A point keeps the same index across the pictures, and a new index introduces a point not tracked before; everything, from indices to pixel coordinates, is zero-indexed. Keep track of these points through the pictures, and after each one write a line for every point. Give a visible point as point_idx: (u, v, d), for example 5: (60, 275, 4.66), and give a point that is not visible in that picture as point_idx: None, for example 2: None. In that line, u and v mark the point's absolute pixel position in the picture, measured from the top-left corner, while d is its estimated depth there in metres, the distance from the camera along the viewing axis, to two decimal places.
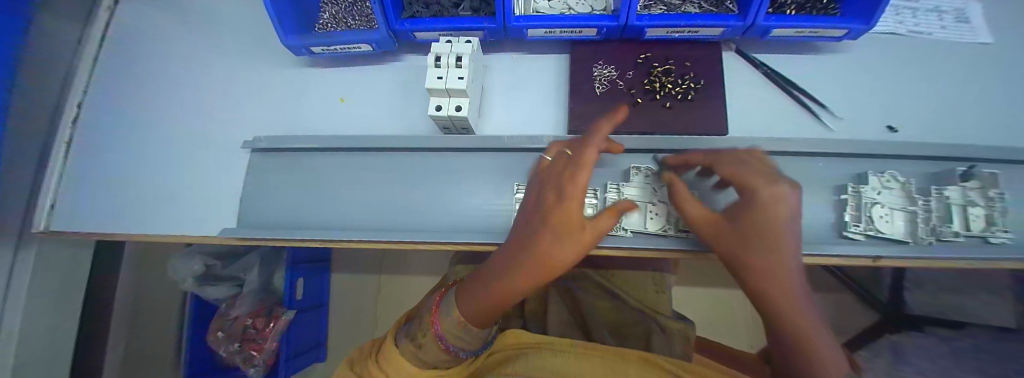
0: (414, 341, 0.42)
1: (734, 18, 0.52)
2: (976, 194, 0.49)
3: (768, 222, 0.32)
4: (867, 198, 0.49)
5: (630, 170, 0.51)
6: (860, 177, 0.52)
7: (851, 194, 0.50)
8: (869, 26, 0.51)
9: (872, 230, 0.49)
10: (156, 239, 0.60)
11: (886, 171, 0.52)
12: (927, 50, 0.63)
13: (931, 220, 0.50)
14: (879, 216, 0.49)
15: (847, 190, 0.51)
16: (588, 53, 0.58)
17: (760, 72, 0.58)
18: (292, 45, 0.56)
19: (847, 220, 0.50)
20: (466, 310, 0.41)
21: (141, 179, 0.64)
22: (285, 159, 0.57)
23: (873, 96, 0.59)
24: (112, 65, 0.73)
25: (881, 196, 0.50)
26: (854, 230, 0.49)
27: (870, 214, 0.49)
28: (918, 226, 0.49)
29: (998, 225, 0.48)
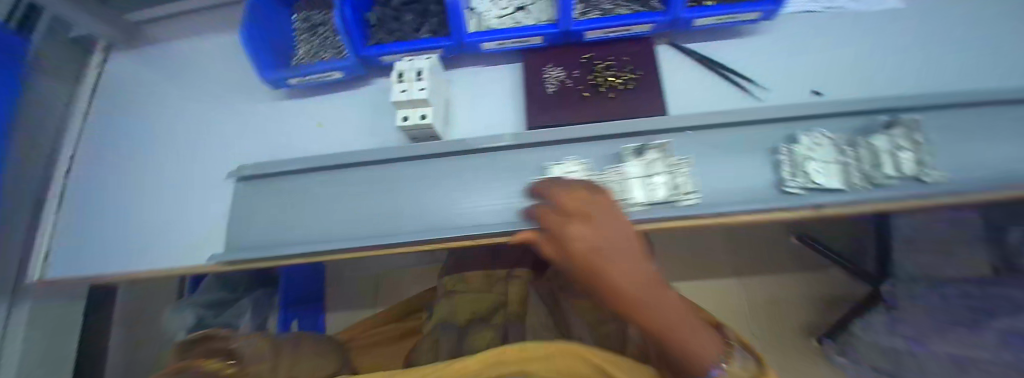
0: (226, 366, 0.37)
1: (659, 15, 0.59)
2: (905, 141, 0.53)
3: (590, 256, 0.37)
4: (799, 155, 0.53)
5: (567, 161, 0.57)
6: (792, 137, 0.57)
7: (785, 155, 0.55)
8: (780, 5, 0.58)
9: (809, 183, 0.53)
10: (141, 273, 0.62)
11: (813, 130, 0.57)
12: (839, 22, 0.72)
13: (863, 167, 0.54)
14: (815, 171, 0.53)
15: (780, 151, 0.56)
16: (538, 59, 0.65)
17: (692, 59, 0.64)
18: (269, 79, 0.61)
19: (784, 176, 0.54)
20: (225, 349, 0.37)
21: (127, 218, 0.68)
22: (269, 184, 0.61)
23: (799, 67, 0.66)
24: (100, 118, 0.80)
25: (813, 152, 0.54)
26: (791, 184, 0.54)
27: (804, 168, 0.53)
28: (850, 176, 0.53)
29: (927, 165, 0.51)
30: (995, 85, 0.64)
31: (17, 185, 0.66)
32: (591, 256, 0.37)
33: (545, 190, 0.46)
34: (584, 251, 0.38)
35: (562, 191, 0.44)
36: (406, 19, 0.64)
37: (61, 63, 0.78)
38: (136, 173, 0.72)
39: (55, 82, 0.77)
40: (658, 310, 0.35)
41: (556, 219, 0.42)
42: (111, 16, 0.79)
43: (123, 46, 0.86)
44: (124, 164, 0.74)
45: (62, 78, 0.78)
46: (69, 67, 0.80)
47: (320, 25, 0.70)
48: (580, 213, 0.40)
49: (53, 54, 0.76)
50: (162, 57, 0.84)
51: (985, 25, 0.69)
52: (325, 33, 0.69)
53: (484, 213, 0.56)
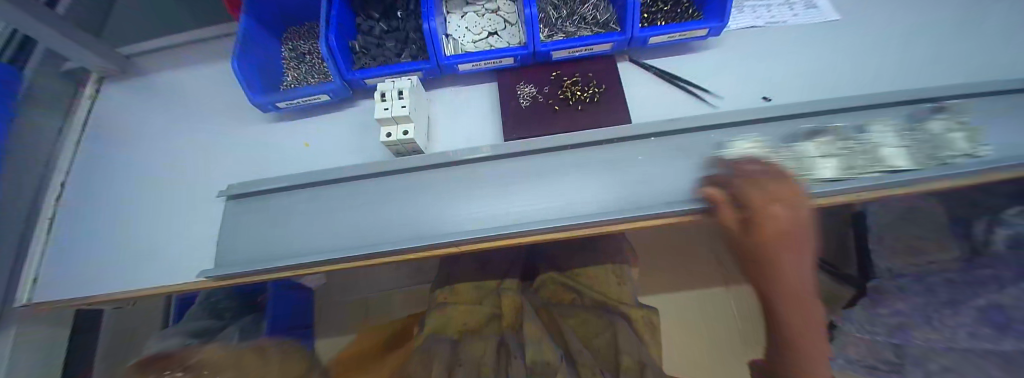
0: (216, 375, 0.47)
1: (617, 35, 0.66)
2: (955, 124, 0.56)
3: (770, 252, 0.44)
4: (864, 143, 0.57)
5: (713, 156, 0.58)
6: (855, 127, 0.59)
7: (850, 143, 0.57)
8: (723, 23, 0.65)
9: (878, 168, 0.55)
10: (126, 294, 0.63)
11: (873, 120, 0.59)
12: (782, 35, 0.80)
13: (858, 161, 0.56)
14: (883, 156, 0.56)
15: (844, 139, 0.58)
16: (512, 77, 0.70)
17: (651, 73, 0.71)
18: (259, 103, 0.65)
19: (847, 165, 0.56)
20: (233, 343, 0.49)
21: (114, 241, 0.69)
22: (259, 202, 0.64)
23: (748, 76, 0.73)
24: (90, 145, 0.83)
25: (878, 139, 0.57)
26: (854, 173, 0.56)
27: (868, 157, 0.56)
28: (848, 167, 0.56)
29: (916, 158, 0.55)
30: (922, 86, 0.71)
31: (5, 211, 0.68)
32: (778, 252, 0.43)
33: (744, 169, 0.46)
34: (773, 250, 0.44)
35: (749, 170, 0.46)
36: (388, 45, 0.70)
37: (52, 95, 0.82)
38: (127, 197, 0.74)
39: (46, 112, 0.80)
40: (804, 314, 0.45)
41: (764, 198, 0.43)
42: (104, 50, 0.84)
43: (114, 77, 0.91)
44: (112, 189, 0.76)
45: (54, 109, 0.82)
46: (60, 98, 0.84)
47: (308, 54, 0.76)
48: (771, 201, 0.43)
49: (43, 90, 0.80)
50: (153, 86, 0.89)
51: (904, 36, 0.79)
52: (313, 60, 0.75)
53: (477, 221, 0.59)
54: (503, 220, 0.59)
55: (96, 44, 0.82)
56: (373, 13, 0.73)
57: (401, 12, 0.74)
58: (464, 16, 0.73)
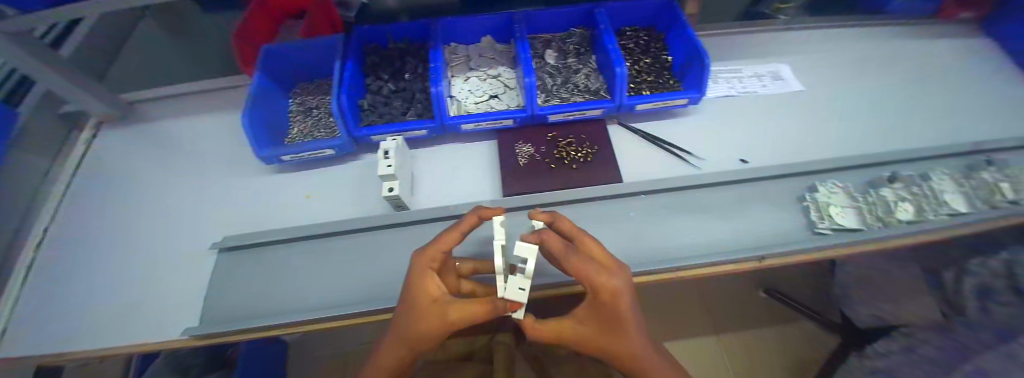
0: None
1: (607, 102, 0.73)
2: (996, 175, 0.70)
3: None
4: (821, 201, 0.68)
5: (814, 186, 0.72)
6: (811, 187, 0.72)
7: (810, 201, 0.69)
8: (701, 93, 0.73)
9: (834, 224, 0.66)
10: (88, 356, 0.58)
11: (828, 181, 0.72)
12: (754, 104, 0.89)
13: (877, 212, 0.68)
14: (835, 213, 0.67)
15: (806, 198, 0.70)
16: (511, 137, 0.75)
17: (638, 136, 0.77)
18: (265, 156, 0.67)
19: (814, 218, 0.67)
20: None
21: (88, 294, 0.66)
22: (253, 254, 0.63)
23: (727, 140, 0.80)
24: (82, 189, 0.82)
25: (831, 198, 0.69)
26: (822, 226, 0.66)
27: (828, 212, 0.67)
28: (866, 217, 0.68)
29: (928, 211, 0.67)
30: (879, 151, 0.80)
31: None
32: None
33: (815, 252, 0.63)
34: None
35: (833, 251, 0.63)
36: (395, 105, 0.75)
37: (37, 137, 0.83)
38: (120, 244, 0.72)
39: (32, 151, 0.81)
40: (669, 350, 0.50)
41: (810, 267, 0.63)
42: (105, 95, 0.86)
43: (112, 121, 0.93)
44: (96, 238, 0.74)
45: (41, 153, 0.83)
46: (48, 143, 0.85)
47: (315, 109, 0.80)
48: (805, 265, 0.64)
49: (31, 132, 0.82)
50: (151, 131, 0.91)
51: (856, 106, 0.91)
52: (320, 115, 0.78)
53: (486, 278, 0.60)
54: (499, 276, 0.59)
55: (95, 88, 0.84)
56: (382, 75, 0.79)
57: (409, 74, 0.81)
58: (467, 80, 0.80)
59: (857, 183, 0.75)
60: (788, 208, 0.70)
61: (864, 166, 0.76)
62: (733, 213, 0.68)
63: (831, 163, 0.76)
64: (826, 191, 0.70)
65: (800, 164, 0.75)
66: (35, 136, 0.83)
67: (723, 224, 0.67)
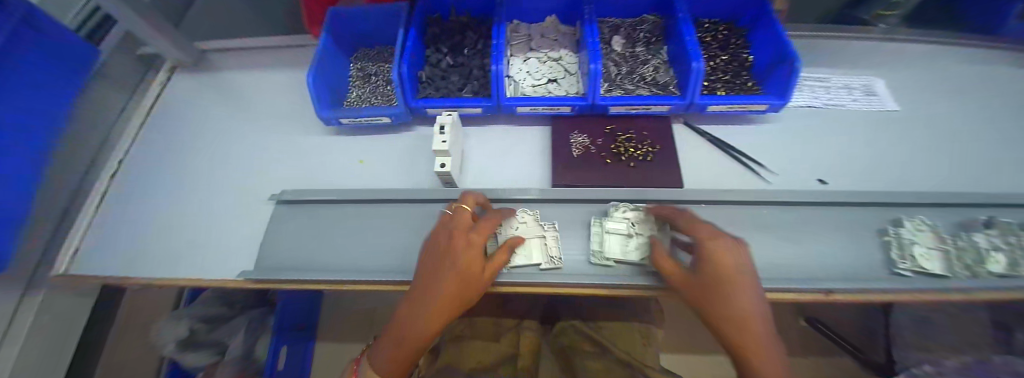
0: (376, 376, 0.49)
1: (677, 99, 0.67)
2: None
3: None
4: (905, 238, 0.60)
5: (900, 220, 0.63)
6: (895, 221, 0.63)
7: (892, 236, 0.61)
8: (785, 100, 0.65)
9: (918, 266, 0.58)
10: (155, 280, 0.66)
11: (916, 217, 0.63)
12: (841, 119, 0.80)
13: (965, 260, 0.59)
14: (920, 254, 0.58)
15: (887, 233, 0.62)
16: (566, 125, 0.72)
17: (705, 139, 0.72)
18: (325, 117, 0.68)
19: (894, 257, 0.59)
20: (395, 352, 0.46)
21: (158, 226, 0.73)
22: (306, 210, 0.65)
23: (803, 155, 0.73)
24: (152, 130, 0.90)
25: (917, 237, 0.60)
26: (902, 266, 0.59)
27: (912, 252, 0.58)
28: (953, 264, 0.58)
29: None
30: (978, 191, 0.69)
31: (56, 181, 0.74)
32: None
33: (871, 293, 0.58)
34: None
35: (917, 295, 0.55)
36: (452, 79, 0.73)
37: (120, 75, 0.91)
38: (179, 185, 0.79)
39: (114, 87, 0.89)
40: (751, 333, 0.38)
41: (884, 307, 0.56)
42: (180, 42, 0.92)
43: (185, 66, 1.00)
44: (164, 175, 0.81)
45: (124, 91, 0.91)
46: (128, 81, 0.93)
47: (374, 75, 0.80)
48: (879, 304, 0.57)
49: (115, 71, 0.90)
50: (219, 79, 0.96)
51: (962, 137, 0.78)
52: (377, 82, 0.79)
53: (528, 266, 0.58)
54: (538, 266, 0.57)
55: (174, 34, 0.90)
56: (442, 48, 0.77)
57: (468, 49, 0.79)
58: (527, 61, 0.77)
59: (952, 223, 0.65)
60: (865, 241, 0.62)
61: (964, 205, 0.66)
62: (799, 236, 0.62)
63: (924, 197, 0.66)
64: (913, 228, 0.61)
65: (891, 194, 0.66)
66: (119, 70, 0.91)
67: (785, 247, 0.61)
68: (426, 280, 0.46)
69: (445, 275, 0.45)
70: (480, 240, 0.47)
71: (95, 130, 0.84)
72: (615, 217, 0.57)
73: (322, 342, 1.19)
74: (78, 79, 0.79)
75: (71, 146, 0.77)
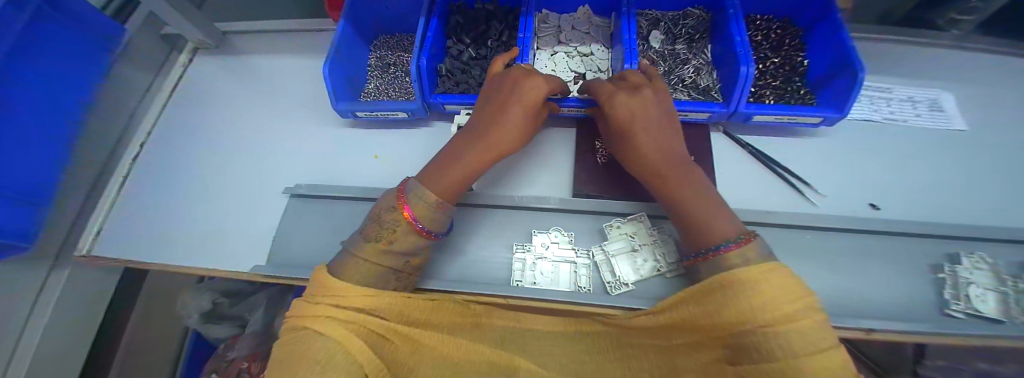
0: (380, 241, 0.41)
1: (718, 106, 0.61)
2: None
3: None
4: (962, 278, 0.53)
5: (957, 254, 0.55)
6: (952, 256, 0.56)
7: (947, 273, 0.54)
8: (842, 115, 0.58)
9: (972, 309, 0.52)
10: (175, 267, 0.67)
11: (975, 253, 0.55)
12: (900, 136, 0.71)
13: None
14: (977, 296, 0.52)
15: (943, 269, 0.55)
16: (593, 129, 0.67)
17: (746, 150, 0.66)
18: (340, 109, 0.66)
19: (947, 297, 0.53)
20: (434, 185, 0.45)
21: (179, 212, 0.75)
22: (318, 205, 0.64)
23: (854, 175, 0.66)
24: (173, 112, 0.90)
25: (975, 276, 0.53)
26: (955, 308, 0.52)
27: (967, 292, 0.52)
28: (1011, 307, 0.51)
29: None
30: None
31: (84, 162, 0.76)
32: None
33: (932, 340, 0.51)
34: None
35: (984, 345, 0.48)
36: (474, 73, 0.69)
37: (145, 55, 0.90)
38: (198, 170, 0.79)
39: (137, 65, 0.88)
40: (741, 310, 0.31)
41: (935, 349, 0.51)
42: (202, 22, 0.90)
43: (207, 49, 0.98)
44: (184, 160, 0.82)
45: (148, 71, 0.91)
46: (151, 62, 0.92)
47: (393, 65, 0.76)
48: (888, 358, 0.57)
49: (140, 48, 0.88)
50: (241, 62, 0.95)
51: None
52: (396, 72, 0.75)
53: (548, 282, 0.55)
54: (551, 281, 0.55)
55: (197, 15, 0.88)
56: (465, 38, 0.73)
57: (493, 41, 0.74)
58: (554, 55, 0.72)
59: None
60: (920, 278, 0.55)
61: None
62: (843, 267, 0.56)
63: (1004, 232, 0.57)
64: (972, 265, 0.54)
65: (961, 225, 0.58)
66: (142, 48, 0.90)
67: (824, 277, 0.55)
68: (490, 120, 0.49)
69: (511, 109, 0.49)
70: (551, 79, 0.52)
71: (122, 112, 0.84)
72: (617, 232, 0.56)
73: None
74: (99, 61, 0.77)
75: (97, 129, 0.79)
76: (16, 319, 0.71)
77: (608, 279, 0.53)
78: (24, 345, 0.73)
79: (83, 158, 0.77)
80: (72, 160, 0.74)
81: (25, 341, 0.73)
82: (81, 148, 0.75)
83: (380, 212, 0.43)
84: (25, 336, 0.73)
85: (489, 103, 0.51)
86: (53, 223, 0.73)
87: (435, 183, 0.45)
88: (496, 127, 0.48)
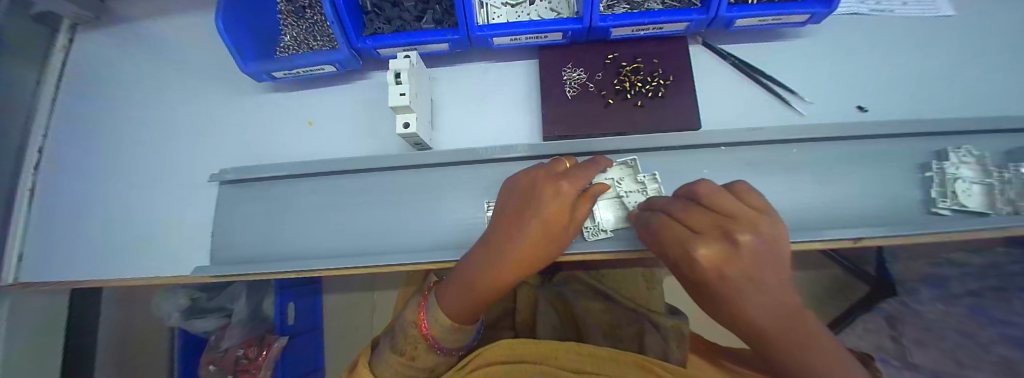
0: (404, 355, 0.44)
1: (697, 12, 0.52)
2: None
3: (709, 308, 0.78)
4: (950, 174, 0.51)
5: (945, 151, 0.53)
6: (939, 153, 0.54)
7: (935, 172, 0.52)
8: (831, 9, 0.52)
9: (958, 205, 0.51)
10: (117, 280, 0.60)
11: (962, 147, 0.53)
12: (890, 28, 0.65)
13: None
14: (963, 192, 0.50)
15: (930, 167, 0.53)
16: (558, 57, 0.57)
17: (728, 62, 0.59)
18: (253, 73, 0.54)
19: (934, 196, 0.52)
20: (449, 309, 0.42)
21: (105, 220, 0.65)
22: (255, 189, 0.55)
23: (840, 78, 0.60)
24: (69, 106, 0.74)
25: (962, 170, 0.51)
26: (942, 205, 0.51)
27: (954, 189, 0.51)
28: (996, 198, 0.50)
29: None
30: None
31: None
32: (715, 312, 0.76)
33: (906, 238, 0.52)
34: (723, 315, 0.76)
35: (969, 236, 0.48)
36: (407, 6, 0.57)
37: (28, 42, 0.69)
38: (111, 169, 0.68)
39: (24, 60, 0.68)
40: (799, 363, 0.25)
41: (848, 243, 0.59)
42: None
43: (89, 23, 0.77)
44: (99, 160, 0.69)
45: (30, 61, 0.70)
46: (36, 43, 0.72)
47: (308, 7, 0.62)
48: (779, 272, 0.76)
49: (16, 32, 0.66)
50: (130, 29, 0.76)
51: None
52: (313, 17, 0.62)
53: None
54: None
55: None
56: None
57: None
58: None
59: None
60: (904, 179, 0.54)
61: None
62: (831, 178, 0.53)
63: (998, 120, 0.53)
64: (962, 160, 0.51)
65: (952, 118, 0.54)
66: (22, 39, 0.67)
67: (811, 190, 0.53)
68: (507, 226, 0.39)
69: (529, 221, 0.38)
70: (573, 188, 0.38)
71: (15, 115, 0.68)
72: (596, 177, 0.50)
73: (329, 295, 1.23)
74: None
75: None
76: None
77: (587, 225, 0.48)
78: None
79: None
80: None
81: None
82: None
83: (402, 323, 0.44)
84: None
85: (512, 204, 0.40)
86: None
87: (450, 303, 0.42)
88: (513, 238, 0.38)
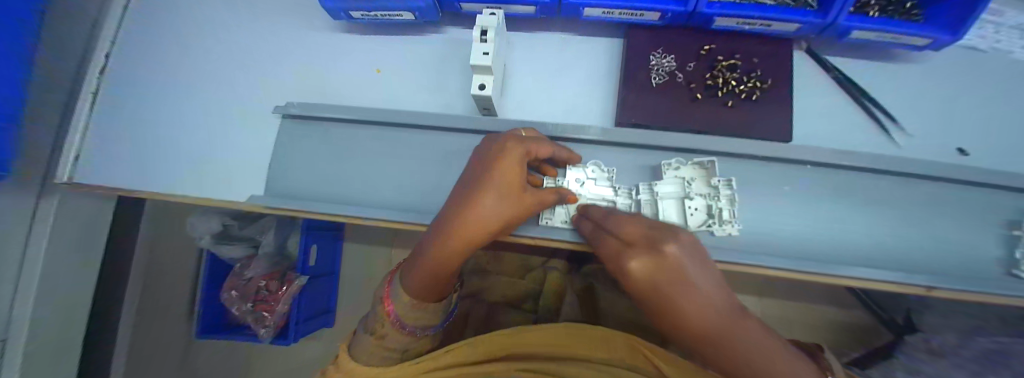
0: (376, 335, 0.48)
1: (813, 15, 0.47)
2: None
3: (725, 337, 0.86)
4: None
5: None
6: None
7: None
8: (957, 37, 0.47)
9: None
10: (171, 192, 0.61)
11: None
12: (1006, 68, 0.59)
13: None
14: None
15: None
16: (648, 39, 0.54)
17: (831, 76, 0.55)
18: (331, 8, 0.53)
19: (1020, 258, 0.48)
20: (410, 285, 0.45)
21: (161, 133, 0.66)
22: (317, 127, 0.55)
23: (942, 114, 0.56)
24: (138, 16, 0.74)
25: None
26: None
27: None
28: None
29: None
30: None
31: (50, 85, 0.61)
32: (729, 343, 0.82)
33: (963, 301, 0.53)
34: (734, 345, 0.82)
35: None
36: None
37: None
38: (175, 86, 0.68)
39: None
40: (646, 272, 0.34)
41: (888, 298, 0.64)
42: None
43: None
44: (162, 75, 0.69)
45: None
46: None
47: None
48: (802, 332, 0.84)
49: None
50: None
51: None
52: None
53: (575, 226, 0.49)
54: None
55: None
56: None
57: None
58: None
59: None
60: (992, 233, 0.50)
61: None
62: (914, 217, 0.50)
63: None
64: None
65: None
66: None
67: (889, 227, 0.50)
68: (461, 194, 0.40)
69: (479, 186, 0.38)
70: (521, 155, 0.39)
71: (84, 16, 0.67)
72: (668, 173, 0.48)
73: (349, 244, 1.25)
74: None
75: (61, 37, 0.61)
76: (9, 262, 0.62)
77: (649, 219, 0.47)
78: (26, 288, 0.65)
79: (54, 73, 0.61)
80: (36, 79, 0.58)
81: (26, 281, 0.65)
82: (42, 56, 0.58)
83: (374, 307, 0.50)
84: (23, 279, 0.65)
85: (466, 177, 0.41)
86: (28, 158, 0.60)
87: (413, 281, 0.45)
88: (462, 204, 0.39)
